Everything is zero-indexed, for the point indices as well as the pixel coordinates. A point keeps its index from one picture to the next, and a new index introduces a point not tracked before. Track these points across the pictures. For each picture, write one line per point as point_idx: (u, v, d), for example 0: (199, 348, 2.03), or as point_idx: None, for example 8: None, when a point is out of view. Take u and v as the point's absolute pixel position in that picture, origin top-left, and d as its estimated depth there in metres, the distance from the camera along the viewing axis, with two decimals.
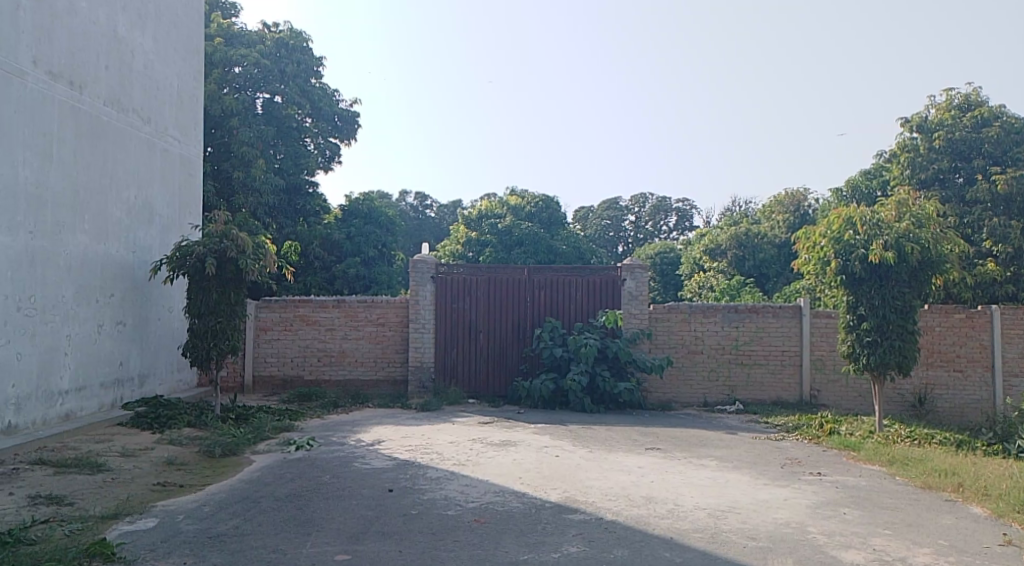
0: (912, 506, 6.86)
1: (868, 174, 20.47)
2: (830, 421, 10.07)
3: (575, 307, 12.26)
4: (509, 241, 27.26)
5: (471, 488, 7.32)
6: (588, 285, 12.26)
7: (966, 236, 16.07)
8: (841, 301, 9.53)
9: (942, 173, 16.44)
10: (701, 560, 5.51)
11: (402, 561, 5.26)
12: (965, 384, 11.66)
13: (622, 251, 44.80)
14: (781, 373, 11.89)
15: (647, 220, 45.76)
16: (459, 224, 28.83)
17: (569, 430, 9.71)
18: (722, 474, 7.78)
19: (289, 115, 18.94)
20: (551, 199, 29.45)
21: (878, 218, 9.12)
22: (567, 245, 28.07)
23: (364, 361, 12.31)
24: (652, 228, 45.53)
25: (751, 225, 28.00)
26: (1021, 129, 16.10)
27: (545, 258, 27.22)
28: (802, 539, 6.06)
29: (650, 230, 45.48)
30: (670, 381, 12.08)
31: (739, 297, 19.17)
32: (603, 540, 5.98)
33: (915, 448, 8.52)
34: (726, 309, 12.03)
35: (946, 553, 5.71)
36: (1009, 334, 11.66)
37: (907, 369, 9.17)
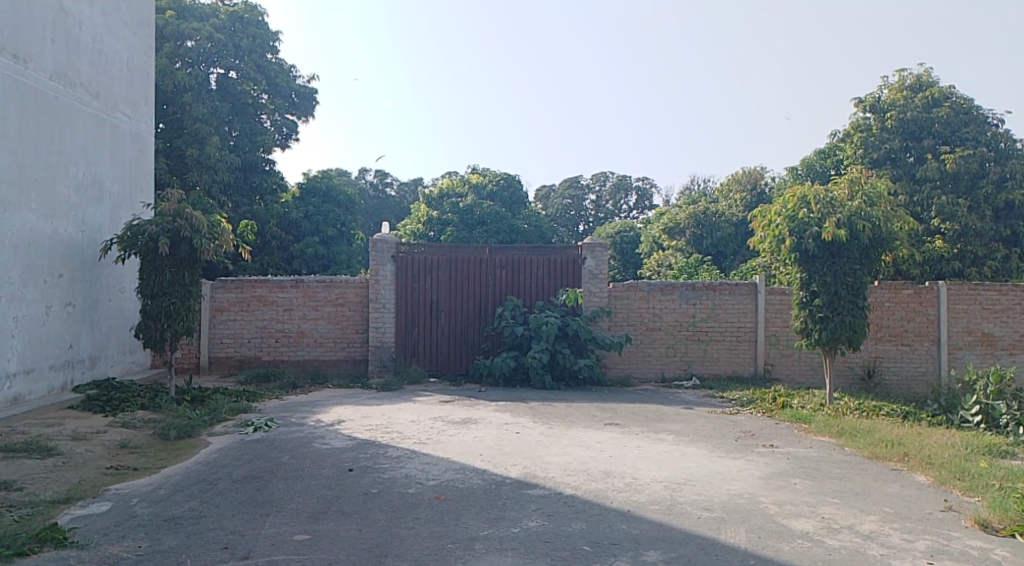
0: (860, 474, 7.12)
1: (822, 153, 20.80)
2: (783, 394, 10.30)
3: (536, 286, 12.27)
4: (470, 221, 27.20)
5: (432, 466, 7.35)
6: (548, 263, 12.28)
7: (916, 213, 16.47)
8: (795, 278, 9.70)
9: (893, 152, 16.81)
10: (657, 534, 5.72)
11: (363, 539, 5.29)
12: (912, 357, 12.01)
13: (583, 231, 44.84)
14: (736, 348, 12.11)
15: (607, 199, 45.91)
16: (419, 203, 28.62)
17: (530, 407, 9.76)
18: (679, 447, 7.93)
19: (244, 90, 18.52)
20: (513, 178, 29.27)
21: (832, 196, 9.25)
22: (528, 225, 28.22)
23: (323, 342, 12.20)
24: (612, 208, 45.77)
25: (709, 203, 28.34)
26: (968, 110, 16.54)
27: (507, 239, 27.23)
28: (754, 510, 6.32)
29: (610, 210, 45.72)
30: (628, 357, 12.21)
31: (697, 275, 19.38)
32: (562, 514, 6.11)
33: (864, 419, 8.74)
34: (683, 286, 12.18)
35: (890, 520, 6.10)
36: (954, 308, 12.04)
37: (857, 343, 9.39)
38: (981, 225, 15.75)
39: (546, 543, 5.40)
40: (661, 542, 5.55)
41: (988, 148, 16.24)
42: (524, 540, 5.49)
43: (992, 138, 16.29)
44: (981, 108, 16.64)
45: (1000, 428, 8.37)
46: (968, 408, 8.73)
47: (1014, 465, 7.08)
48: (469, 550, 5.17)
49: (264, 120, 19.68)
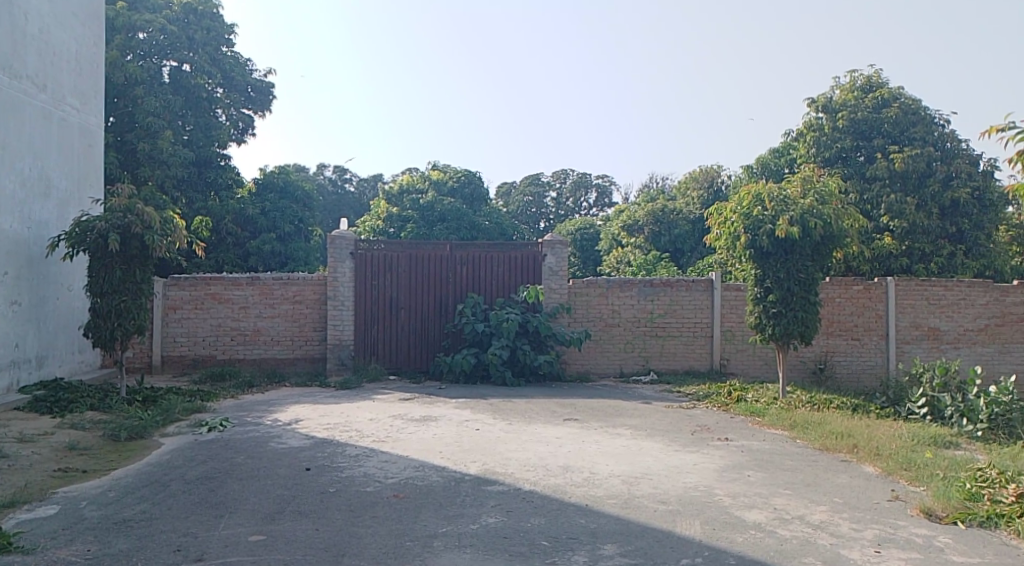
0: (811, 466, 7.29)
1: (776, 152, 21.18)
2: (738, 388, 10.49)
3: (497, 283, 12.27)
4: (431, 217, 27.04)
5: (390, 464, 7.30)
6: (509, 260, 12.29)
7: (866, 212, 16.92)
8: (749, 275, 9.87)
9: (844, 152, 17.23)
10: (614, 527, 5.78)
11: (320, 538, 5.23)
12: (861, 351, 12.34)
13: (543, 228, 45.04)
14: (693, 344, 12.29)
15: (568, 196, 46.16)
16: (379, 199, 28.33)
17: (491, 404, 9.77)
18: (636, 442, 8.02)
19: (197, 84, 18.17)
20: (474, 175, 29.12)
21: (785, 194, 9.42)
22: (489, 222, 28.14)
23: (280, 340, 12.03)
24: (573, 206, 46.07)
25: (667, 201, 28.71)
26: (917, 109, 16.96)
27: (468, 235, 27.28)
28: (709, 502, 6.43)
29: (571, 208, 46.03)
30: (588, 353, 12.30)
31: (655, 271, 19.61)
32: (520, 510, 6.13)
33: (815, 412, 8.96)
34: (641, 283, 12.30)
35: (840, 510, 6.26)
36: (902, 303, 12.39)
37: (809, 338, 9.60)
38: (928, 223, 16.26)
39: (504, 539, 5.41)
40: (618, 535, 5.61)
41: (936, 147, 16.70)
42: (482, 536, 5.49)
43: (939, 137, 16.77)
44: (928, 108, 17.13)
45: (944, 420, 8.65)
46: (915, 400, 9.01)
47: (957, 455, 7.33)
48: (427, 547, 5.15)
49: (219, 115, 19.26)
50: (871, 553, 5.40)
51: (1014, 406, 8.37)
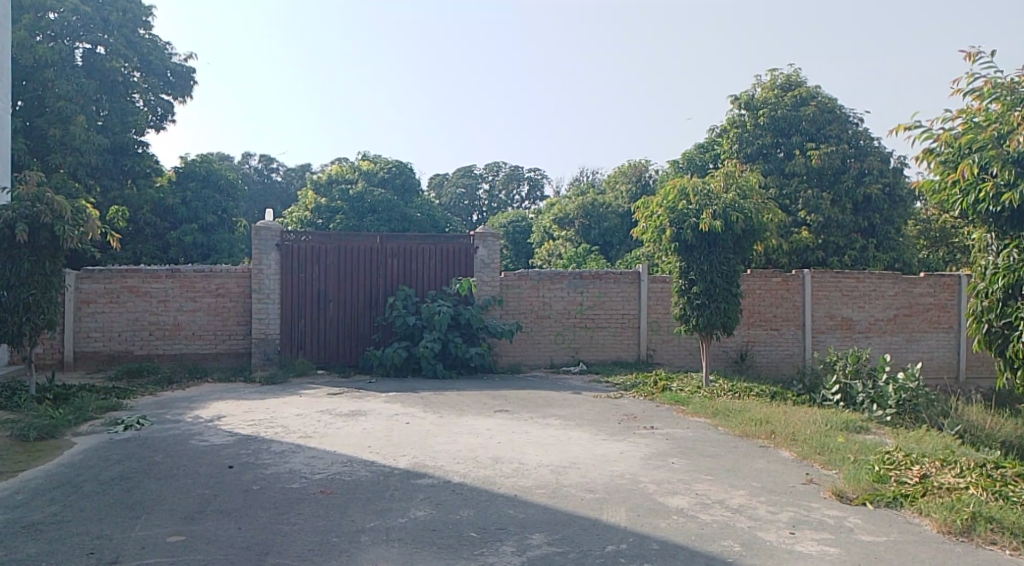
0: (731, 452, 7.56)
1: (702, 148, 21.75)
2: (663, 378, 10.77)
3: (429, 275, 12.21)
4: (361, 208, 26.64)
5: (317, 460, 7.18)
6: (440, 252, 12.24)
7: (784, 206, 17.56)
8: (674, 267, 10.12)
9: (765, 148, 17.80)
10: (542, 517, 5.85)
11: (242, 537, 5.10)
12: (780, 340, 12.84)
13: (476, 221, 45.05)
14: (621, 335, 12.53)
15: (500, 189, 46.31)
16: (307, 190, 27.75)
17: (421, 397, 9.73)
18: (565, 431, 8.13)
19: (112, 68, 17.33)
20: (405, 166, 28.81)
21: (709, 189, 9.69)
22: (421, 214, 27.94)
23: (202, 335, 11.66)
24: (505, 198, 46.28)
25: (597, 195, 29.13)
26: (833, 109, 17.74)
27: (399, 227, 27.03)
28: (634, 489, 6.58)
29: (503, 200, 46.22)
30: (519, 345, 12.38)
31: (585, 264, 19.84)
32: (449, 502, 6.14)
33: (736, 400, 9.28)
34: (571, 275, 12.45)
35: (757, 494, 6.52)
36: (817, 295, 12.93)
37: (731, 328, 9.93)
38: (842, 217, 17.03)
39: (432, 532, 5.40)
40: (545, 525, 5.68)
41: (850, 145, 17.54)
42: (411, 529, 5.47)
43: (852, 136, 17.59)
44: (843, 107, 17.90)
45: (856, 405, 9.13)
46: (829, 387, 9.44)
47: (867, 439, 7.72)
48: (354, 543, 5.10)
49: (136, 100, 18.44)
50: (786, 535, 5.63)
51: (919, 392, 8.88)
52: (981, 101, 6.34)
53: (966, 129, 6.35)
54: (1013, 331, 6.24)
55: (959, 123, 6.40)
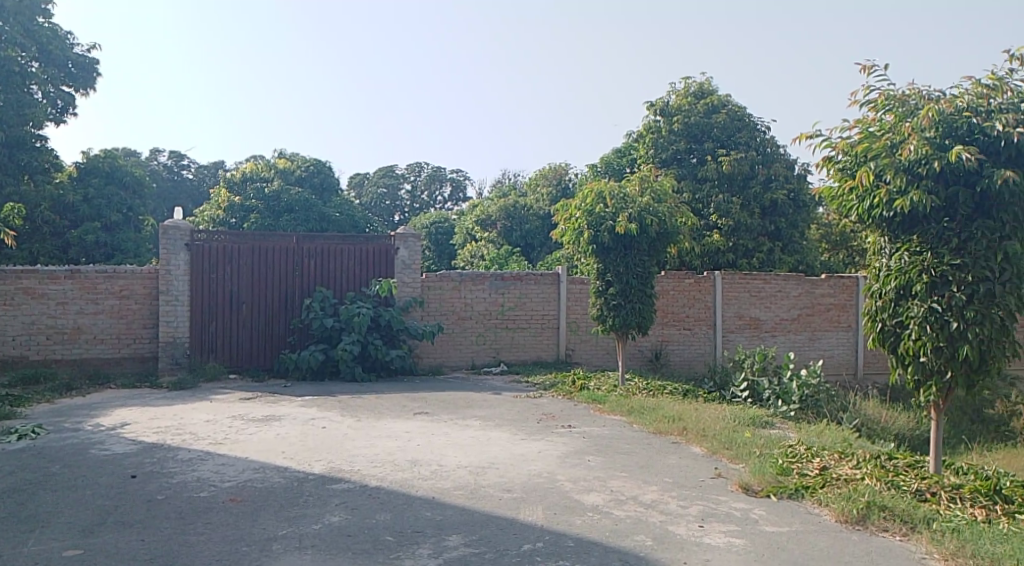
0: (645, 448, 7.76)
1: (619, 152, 22.27)
2: (581, 377, 10.97)
3: (347, 276, 12.03)
4: (277, 207, 26.09)
5: (227, 467, 6.96)
6: (359, 253, 12.07)
7: (697, 210, 18.23)
8: (592, 269, 10.34)
9: (679, 153, 18.49)
10: (459, 518, 5.86)
11: (144, 549, 4.89)
12: (692, 340, 13.28)
13: (397, 221, 44.70)
14: (541, 335, 12.70)
15: (422, 189, 46.04)
16: (219, 187, 26.50)
17: (338, 400, 9.57)
18: (484, 432, 8.16)
19: (7, 57, 15.67)
20: (323, 164, 28.70)
21: (625, 192, 9.89)
22: (339, 213, 27.77)
23: (105, 339, 11.11)
24: (428, 199, 46.02)
25: (518, 196, 29.38)
26: (742, 117, 18.42)
27: (317, 226, 26.56)
28: (550, 487, 6.67)
29: (425, 200, 45.98)
30: (440, 346, 12.34)
31: (507, 265, 19.94)
32: (365, 507, 6.06)
33: (650, 397, 9.54)
34: (492, 277, 12.52)
35: (669, 489, 6.71)
36: (727, 295, 13.46)
37: (645, 328, 10.18)
38: (751, 222, 17.74)
39: (347, 537, 5.31)
40: (462, 526, 5.68)
41: (758, 152, 18.29)
42: (325, 535, 5.37)
43: (761, 143, 18.35)
44: (752, 115, 18.64)
45: (762, 401, 9.53)
46: (738, 384, 9.81)
47: (772, 434, 8.06)
48: (266, 551, 4.97)
49: (34, 91, 17.43)
50: (695, 527, 5.82)
51: (818, 388, 9.35)
52: (876, 112, 6.66)
53: (862, 138, 6.67)
54: (905, 330, 6.58)
55: (856, 132, 6.71)
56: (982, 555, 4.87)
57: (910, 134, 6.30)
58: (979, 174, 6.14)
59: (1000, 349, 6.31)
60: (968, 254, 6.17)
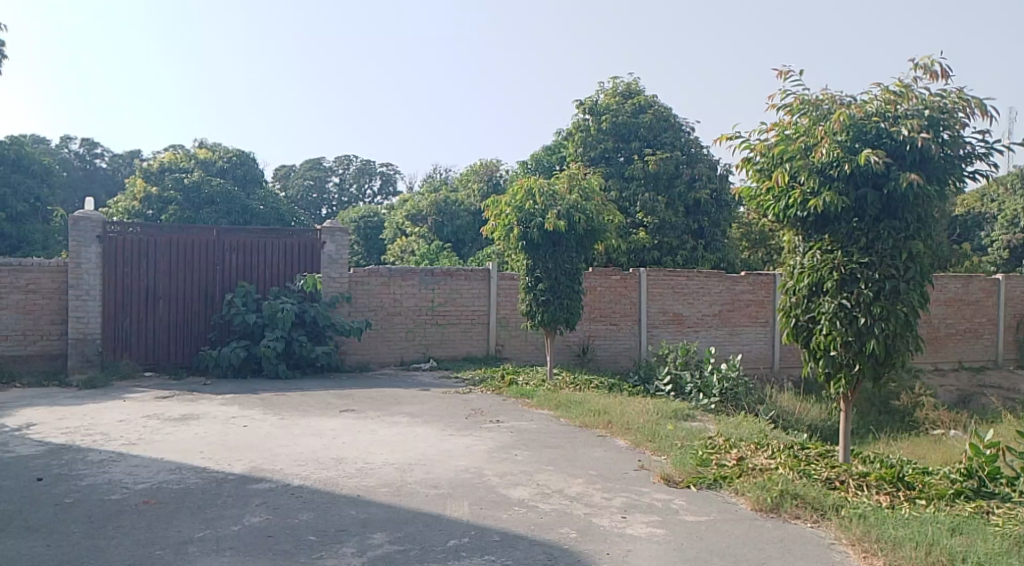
0: (572, 442, 7.88)
1: (549, 150, 22.51)
2: (510, 372, 11.05)
3: (271, 271, 11.75)
4: (197, 199, 25.34)
5: (141, 468, 6.69)
6: (284, 247, 11.80)
7: (624, 208, 18.60)
8: (521, 265, 10.39)
9: (607, 152, 18.98)
10: (384, 516, 5.80)
11: (47, 556, 4.64)
12: (618, 335, 13.55)
13: (325, 216, 43.96)
14: (471, 331, 12.72)
15: (352, 182, 45.29)
16: (136, 176, 25.78)
17: (261, 398, 9.33)
18: (412, 429, 8.12)
19: None
20: (248, 156, 27.73)
21: (554, 189, 9.98)
22: (265, 207, 26.57)
23: (8, 335, 10.49)
24: (356, 193, 45.37)
25: (449, 192, 29.35)
26: (668, 118, 19.10)
27: (240, 220, 25.82)
28: (477, 482, 6.69)
29: (354, 194, 45.29)
30: (368, 342, 12.19)
31: (437, 261, 19.87)
32: (288, 506, 5.93)
33: (577, 392, 9.69)
34: (422, 272, 12.46)
35: (594, 482, 6.84)
36: (653, 292, 13.79)
37: (573, 323, 10.33)
38: (675, 220, 18.25)
39: (267, 538, 5.19)
40: (387, 523, 5.63)
41: (682, 152, 18.91)
42: (244, 536, 5.23)
43: (685, 143, 18.99)
44: (677, 116, 19.29)
45: (685, 395, 9.82)
46: (661, 378, 10.07)
47: (693, 426, 8.30)
48: (181, 554, 4.80)
49: None
50: (618, 519, 5.94)
51: (737, 382, 9.69)
52: (792, 115, 6.90)
53: (779, 140, 6.92)
54: (816, 325, 6.89)
55: (774, 134, 6.95)
56: (886, 539, 5.14)
57: (823, 138, 6.57)
58: (886, 177, 6.45)
59: (903, 343, 6.67)
60: (874, 253, 6.51)
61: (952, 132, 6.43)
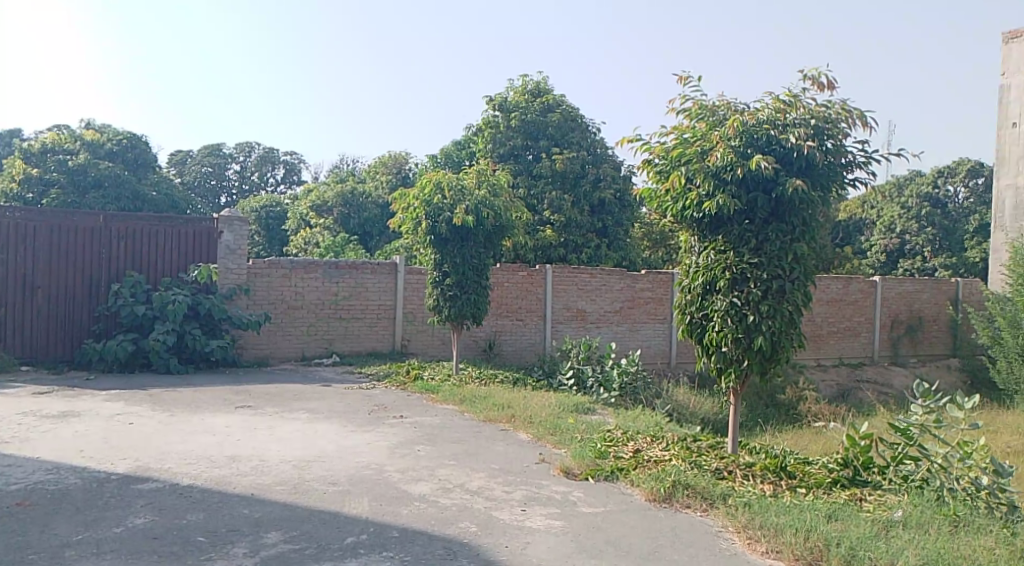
0: (475, 437, 7.92)
1: (459, 145, 22.53)
2: (416, 367, 11.00)
3: (164, 261, 11.20)
4: (83, 182, 23.82)
5: (14, 468, 6.24)
6: (177, 236, 11.26)
7: (532, 205, 18.89)
8: (429, 259, 10.38)
9: (515, 150, 19.20)
10: (279, 514, 5.65)
11: None
12: (523, 331, 13.72)
13: (224, 204, 42.42)
14: (376, 325, 12.58)
15: (253, 170, 44.02)
16: (13, 157, 23.86)
17: (151, 394, 8.89)
18: (311, 425, 7.94)
19: None
20: (139, 139, 26.35)
21: (462, 184, 9.93)
22: (157, 192, 25.62)
23: None
24: (258, 180, 44.17)
25: (356, 183, 28.96)
26: (575, 117, 19.35)
27: (131, 206, 24.55)
28: (377, 478, 6.62)
29: (256, 182, 44.07)
30: (268, 337, 11.83)
31: (343, 254, 19.52)
32: (176, 506, 5.68)
33: (482, 386, 9.76)
34: (326, 265, 12.20)
35: (496, 476, 6.90)
36: (558, 288, 14.04)
37: (480, 319, 10.38)
38: (581, 219, 18.66)
39: (152, 539, 4.95)
40: (282, 522, 5.48)
41: (588, 152, 19.35)
42: (127, 538, 4.97)
43: (592, 144, 19.41)
44: (585, 116, 19.64)
45: (587, 389, 10.08)
46: (564, 372, 10.27)
47: (593, 419, 8.51)
48: (55, 559, 4.51)
49: None
50: (518, 512, 6.02)
51: (636, 376, 10.01)
52: (690, 120, 7.16)
53: (678, 143, 7.17)
54: (709, 322, 7.19)
55: (672, 138, 7.20)
56: (768, 526, 5.42)
57: (718, 143, 6.85)
58: (775, 182, 6.78)
59: (788, 340, 7.03)
60: (763, 254, 6.85)
61: (835, 141, 6.80)
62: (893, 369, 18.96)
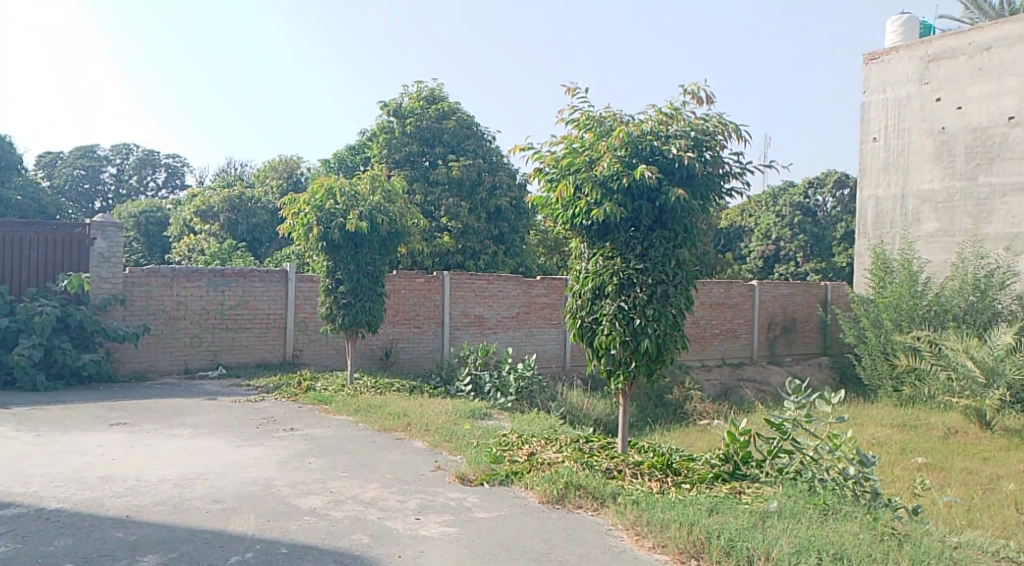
0: (368, 447, 7.81)
1: (352, 149, 22.17)
2: (308, 378, 10.72)
3: (29, 270, 10.45)
4: None
5: None
6: (45, 244, 10.54)
7: (429, 212, 18.85)
8: (322, 266, 10.15)
9: (411, 156, 19.11)
10: (157, 536, 5.36)
11: None
12: (419, 338, 13.66)
13: (99, 209, 39.91)
14: (266, 335, 12.28)
15: (132, 173, 41.75)
16: None
17: (13, 414, 8.23)
18: (195, 441, 7.59)
19: None
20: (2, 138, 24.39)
21: (355, 190, 9.83)
22: (22, 197, 23.80)
23: None
24: (137, 184, 41.90)
25: (245, 188, 28.00)
26: (470, 124, 19.46)
27: None
28: (265, 494, 6.40)
29: (134, 185, 41.78)
30: (147, 350, 11.23)
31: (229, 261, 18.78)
32: (41, 533, 5.29)
33: (376, 395, 9.64)
34: (211, 273, 11.75)
35: (389, 485, 6.82)
36: (455, 295, 14.07)
37: (374, 326, 10.26)
38: (477, 225, 18.80)
39: None
40: (161, 543, 5.22)
41: (484, 160, 19.53)
42: None
43: (487, 152, 19.60)
44: (479, 124, 19.77)
45: (484, 394, 10.15)
46: (462, 378, 10.32)
47: (488, 425, 8.57)
48: None
49: None
50: (412, 520, 5.98)
51: (532, 380, 10.17)
52: (579, 130, 7.34)
53: (567, 153, 7.34)
54: (599, 325, 7.38)
55: (562, 147, 7.36)
56: (655, 522, 5.62)
57: (605, 152, 7.06)
58: (658, 191, 7.05)
59: (672, 342, 7.31)
60: (648, 260, 7.11)
61: (713, 152, 7.14)
62: (771, 368, 20.07)
